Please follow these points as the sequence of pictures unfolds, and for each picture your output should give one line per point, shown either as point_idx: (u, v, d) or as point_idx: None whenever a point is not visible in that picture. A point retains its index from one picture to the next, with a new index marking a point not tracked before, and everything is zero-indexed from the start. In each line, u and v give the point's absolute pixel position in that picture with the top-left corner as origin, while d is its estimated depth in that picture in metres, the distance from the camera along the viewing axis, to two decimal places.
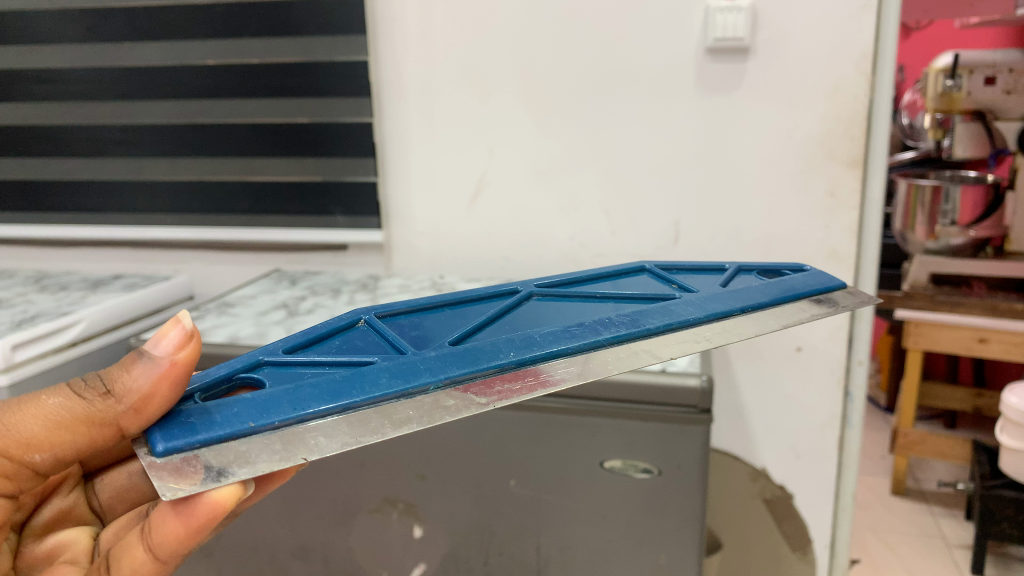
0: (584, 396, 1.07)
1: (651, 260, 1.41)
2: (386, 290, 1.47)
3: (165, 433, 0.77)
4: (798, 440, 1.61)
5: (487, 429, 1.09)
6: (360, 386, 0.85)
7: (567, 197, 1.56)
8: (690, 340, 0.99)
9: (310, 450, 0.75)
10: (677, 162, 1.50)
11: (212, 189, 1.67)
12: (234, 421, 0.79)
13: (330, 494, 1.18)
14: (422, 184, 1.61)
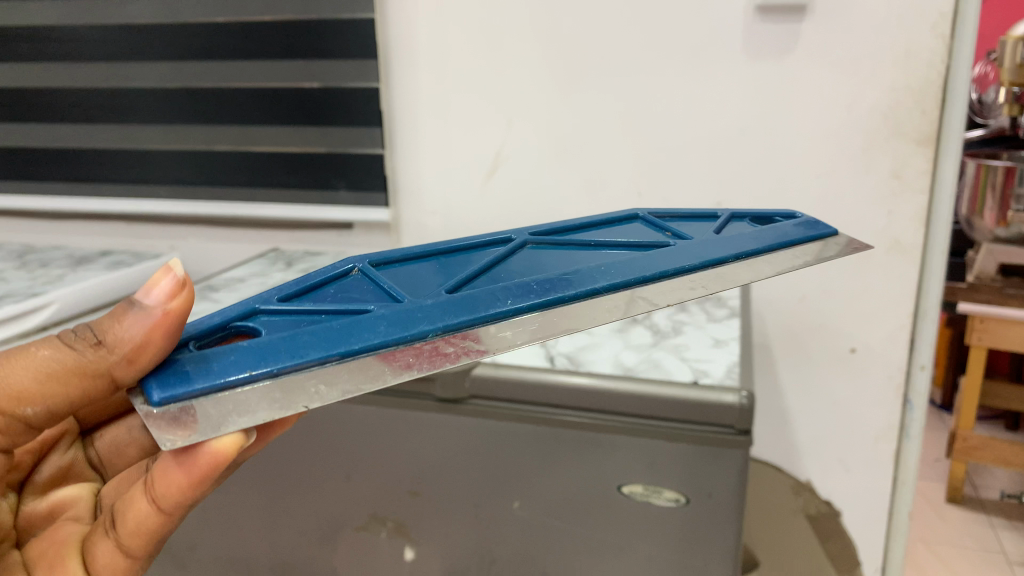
0: (601, 409, 0.92)
1: (649, 211, 1.34)
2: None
3: (160, 380, 0.68)
4: (848, 451, 1.44)
5: (489, 442, 0.94)
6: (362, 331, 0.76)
7: (594, 173, 1.39)
8: (686, 288, 1.02)
9: (311, 399, 0.67)
10: (720, 137, 1.32)
11: (209, 160, 1.54)
12: (227, 372, 0.69)
13: (313, 507, 1.04)
14: (434, 157, 1.46)
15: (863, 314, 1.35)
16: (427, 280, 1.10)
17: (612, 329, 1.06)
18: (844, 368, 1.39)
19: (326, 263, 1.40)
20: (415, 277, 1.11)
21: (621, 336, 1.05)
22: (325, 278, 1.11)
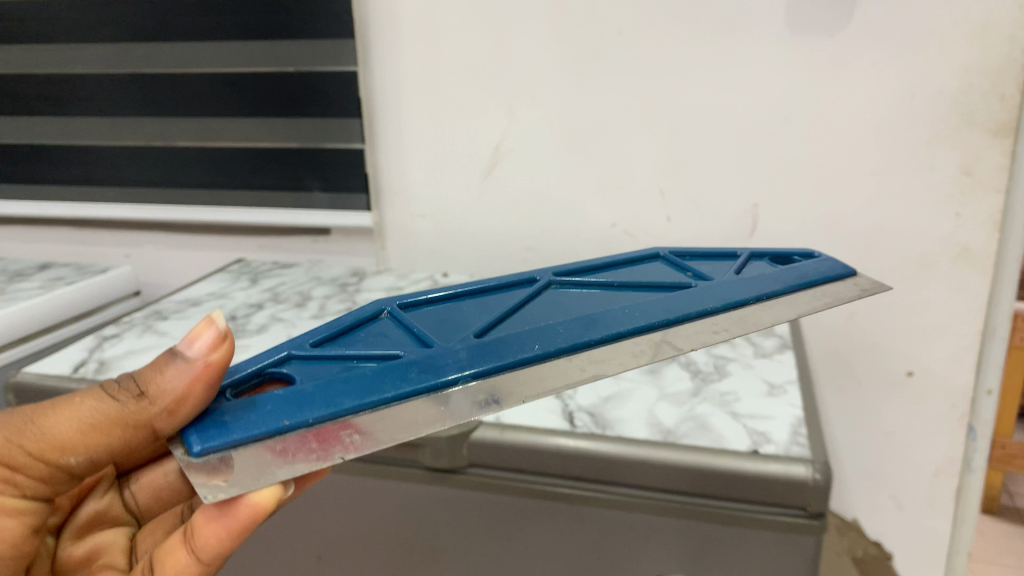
0: (632, 483, 0.72)
1: (671, 250, 1.09)
2: (373, 295, 1.13)
3: (198, 432, 0.63)
4: (901, 488, 1.26)
5: (494, 522, 0.76)
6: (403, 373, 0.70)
7: (610, 171, 1.20)
8: (709, 328, 0.80)
9: (349, 450, 0.62)
10: (759, 128, 1.12)
11: (163, 158, 1.33)
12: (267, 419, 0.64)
13: None
14: (422, 152, 1.26)
15: (923, 332, 1.16)
16: (461, 320, 0.90)
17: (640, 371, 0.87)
18: (900, 395, 1.21)
19: (297, 277, 1.20)
20: (447, 315, 0.90)
21: (652, 379, 0.85)
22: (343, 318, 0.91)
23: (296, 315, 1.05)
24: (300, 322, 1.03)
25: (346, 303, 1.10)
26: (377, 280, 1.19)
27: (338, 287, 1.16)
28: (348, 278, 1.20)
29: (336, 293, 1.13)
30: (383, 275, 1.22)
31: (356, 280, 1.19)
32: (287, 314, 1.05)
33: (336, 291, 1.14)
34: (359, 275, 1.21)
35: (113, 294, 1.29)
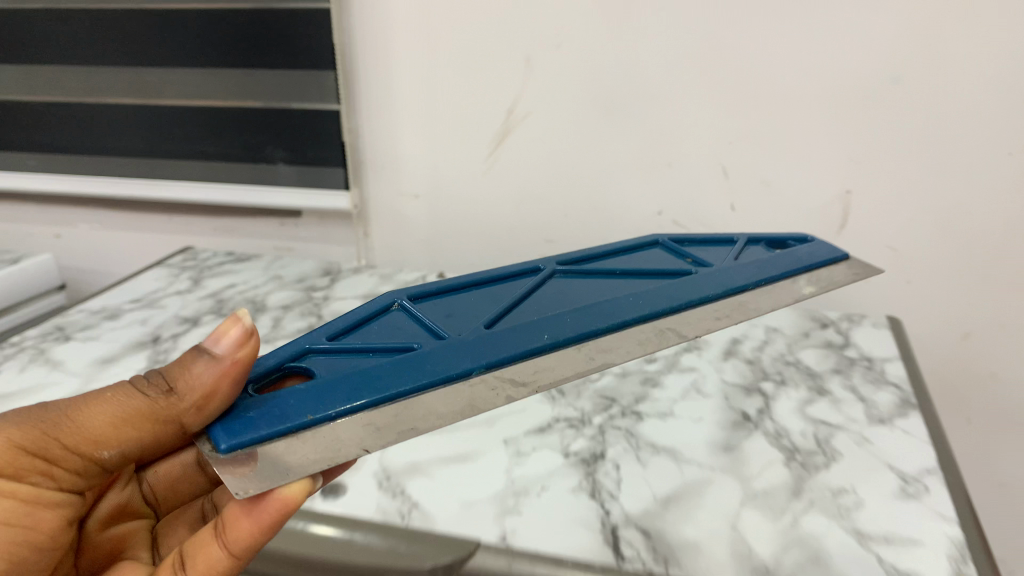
0: None
1: (668, 236, 0.83)
2: (347, 306, 0.87)
3: (227, 425, 0.45)
4: (1008, 545, 1.03)
5: None
6: (431, 354, 0.55)
7: (660, 144, 0.91)
8: (711, 312, 0.67)
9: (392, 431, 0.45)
10: (866, 95, 0.83)
11: (87, 119, 1.04)
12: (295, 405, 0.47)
13: None
14: (417, 115, 0.96)
15: None
16: (473, 305, 0.66)
17: (712, 446, 0.61)
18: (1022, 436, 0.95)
19: (255, 276, 0.94)
20: (461, 300, 0.66)
21: (731, 464, 0.58)
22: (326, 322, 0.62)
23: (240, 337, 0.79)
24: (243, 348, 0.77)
25: (310, 318, 0.83)
26: (356, 283, 0.93)
27: (304, 292, 0.90)
28: (319, 278, 0.94)
29: (301, 303, 0.87)
30: (365, 275, 0.96)
31: (329, 281, 0.93)
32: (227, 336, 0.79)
33: (300, 299, 0.88)
34: (335, 274, 0.95)
35: (32, 289, 1.03)
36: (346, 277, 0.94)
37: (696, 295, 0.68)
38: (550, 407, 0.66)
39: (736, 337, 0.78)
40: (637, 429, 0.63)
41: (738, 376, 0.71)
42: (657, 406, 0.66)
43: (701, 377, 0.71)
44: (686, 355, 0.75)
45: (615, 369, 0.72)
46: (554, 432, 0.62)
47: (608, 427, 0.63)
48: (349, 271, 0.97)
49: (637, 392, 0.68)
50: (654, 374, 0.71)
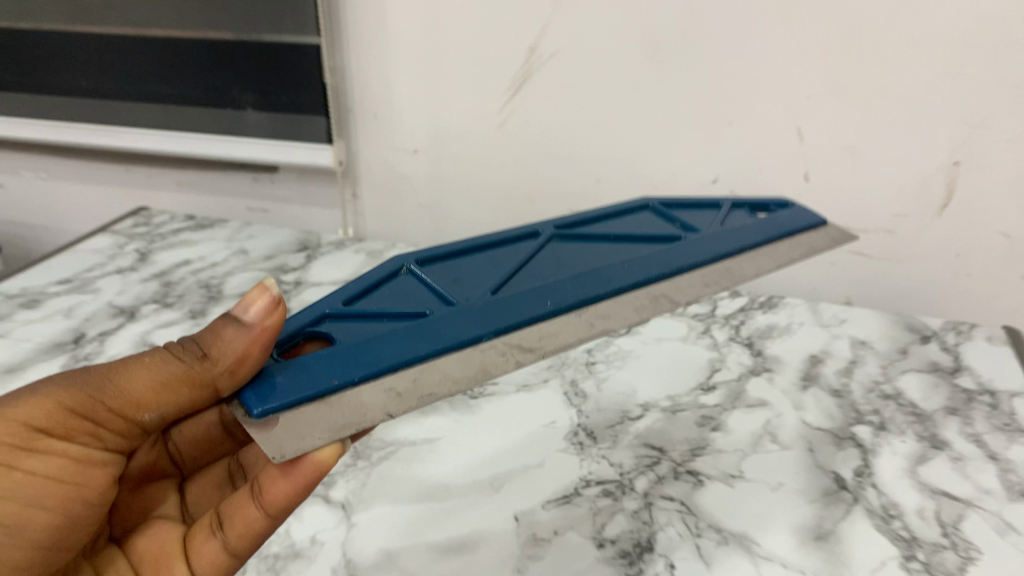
0: None
1: (656, 198, 0.64)
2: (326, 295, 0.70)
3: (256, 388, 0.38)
4: None
5: None
6: (449, 315, 0.45)
7: (721, 96, 0.73)
8: (702, 279, 0.52)
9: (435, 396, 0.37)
10: (998, 41, 0.63)
11: (18, 50, 0.85)
12: (318, 367, 0.39)
13: None
14: (415, 53, 0.77)
15: None
16: (476, 273, 0.50)
17: (806, 530, 0.44)
18: None
19: (215, 249, 0.77)
20: (462, 267, 0.51)
21: (837, 563, 0.42)
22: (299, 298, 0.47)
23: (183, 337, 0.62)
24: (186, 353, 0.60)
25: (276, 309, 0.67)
26: (340, 261, 0.76)
27: (276, 273, 0.73)
28: (294, 255, 0.77)
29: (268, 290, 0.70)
30: (351, 250, 0.79)
31: (305, 259, 0.76)
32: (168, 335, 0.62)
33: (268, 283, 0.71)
34: (314, 249, 0.79)
35: None
36: (327, 253, 0.78)
37: (698, 260, 0.53)
38: (576, 461, 0.49)
39: (814, 355, 0.61)
40: (697, 502, 0.46)
41: (824, 417, 0.54)
42: (721, 464, 0.49)
43: (776, 417, 0.54)
44: (753, 380, 0.58)
45: (659, 401, 0.55)
46: (583, 504, 0.46)
47: (657, 498, 0.46)
48: (332, 245, 0.80)
49: (692, 441, 0.51)
50: (712, 413, 0.54)
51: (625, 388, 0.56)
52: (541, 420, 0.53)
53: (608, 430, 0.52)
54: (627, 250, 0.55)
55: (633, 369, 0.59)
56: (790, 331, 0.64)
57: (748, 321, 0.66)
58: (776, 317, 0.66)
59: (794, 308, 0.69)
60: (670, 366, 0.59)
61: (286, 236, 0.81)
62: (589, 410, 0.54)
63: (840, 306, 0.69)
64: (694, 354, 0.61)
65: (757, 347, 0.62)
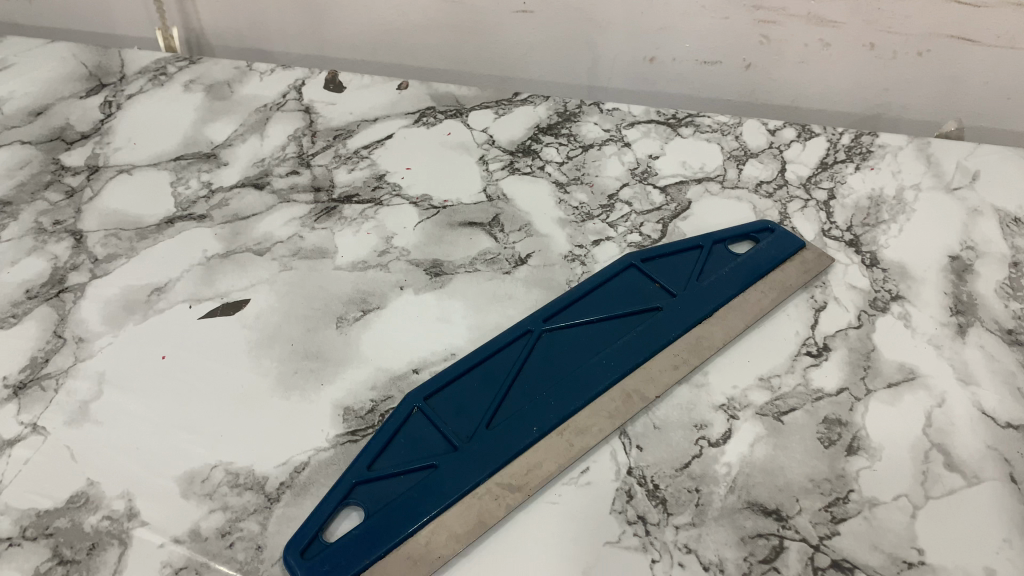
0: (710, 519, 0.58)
1: (637, 251, 0.79)
2: (247, 205, 0.88)
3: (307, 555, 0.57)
4: None
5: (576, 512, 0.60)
6: (454, 460, 0.62)
7: None
8: (672, 360, 0.69)
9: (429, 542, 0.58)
10: None
11: None
12: (356, 546, 0.57)
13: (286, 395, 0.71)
14: None
15: None
16: (473, 400, 0.67)
17: (1001, 540, 0.57)
18: None
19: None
20: (458, 393, 0.67)
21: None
22: (320, 437, 0.65)
23: (59, 335, 0.74)
24: (61, 358, 0.72)
25: (103, 228, 0.85)
26: (159, 132, 0.97)
27: (41, 154, 0.94)
28: (87, 117, 0.99)
29: (37, 181, 0.91)
30: (181, 91, 1.03)
31: (96, 126, 0.98)
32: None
33: (36, 171, 0.92)
34: (112, 97, 1.02)
35: None
36: (135, 98, 1.02)
37: (674, 333, 0.71)
38: (653, 549, 0.58)
39: (964, 264, 0.79)
40: (876, 522, 0.59)
41: (1000, 401, 0.67)
42: (867, 490, 0.61)
43: (936, 405, 0.66)
44: (883, 322, 0.73)
45: (753, 411, 0.66)
46: (794, 549, 0.57)
47: (790, 539, 0.58)
48: (142, 80, 1.05)
49: (827, 477, 0.61)
50: (850, 431, 0.64)
51: (698, 396, 0.68)
52: (606, 479, 0.62)
53: (692, 489, 0.61)
54: (606, 336, 0.71)
55: (716, 366, 0.70)
56: (671, 141, 0.95)
57: (697, 125, 0.97)
58: (655, 222, 0.85)
59: (896, 169, 0.90)
60: (758, 335, 0.72)
61: (42, 77, 1.04)
62: (650, 449, 0.64)
63: (962, 156, 0.90)
64: (792, 322, 0.74)
65: (652, 185, 0.90)
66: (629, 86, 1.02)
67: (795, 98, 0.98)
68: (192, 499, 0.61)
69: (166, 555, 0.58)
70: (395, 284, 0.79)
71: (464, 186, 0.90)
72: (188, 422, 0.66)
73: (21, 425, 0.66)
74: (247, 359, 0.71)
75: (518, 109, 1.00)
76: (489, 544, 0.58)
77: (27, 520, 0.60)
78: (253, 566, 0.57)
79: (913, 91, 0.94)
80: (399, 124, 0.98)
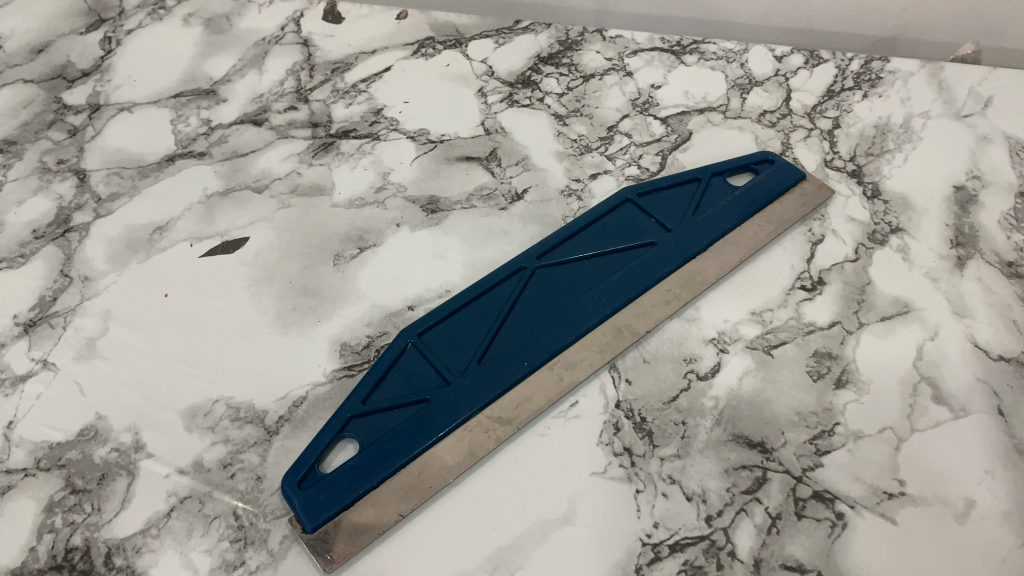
0: (697, 460, 0.61)
1: (635, 184, 0.79)
2: (246, 141, 0.88)
3: (308, 484, 0.60)
4: None
5: (566, 443, 0.63)
6: (447, 394, 0.64)
7: None
8: (664, 296, 0.71)
9: (426, 470, 0.61)
10: None
11: None
12: (351, 477, 0.60)
13: (278, 340, 0.70)
14: None
15: None
16: (466, 336, 0.68)
17: (983, 471, 0.60)
18: None
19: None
20: (452, 329, 0.69)
21: (1018, 491, 0.59)
22: (319, 371, 0.68)
23: (67, 274, 0.76)
24: (68, 296, 0.74)
25: (106, 166, 0.86)
26: (158, 68, 0.97)
27: (43, 93, 0.94)
28: (88, 54, 0.99)
29: (41, 120, 0.91)
30: (180, 25, 1.03)
31: (97, 63, 0.98)
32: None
33: (39, 111, 0.92)
34: (111, 33, 1.02)
35: None
36: (135, 33, 1.01)
37: (668, 269, 0.72)
38: (638, 480, 0.61)
39: (969, 195, 0.78)
40: (859, 454, 0.61)
41: (994, 334, 0.68)
42: (853, 423, 0.63)
43: (929, 338, 0.67)
44: (881, 254, 0.74)
45: (743, 345, 0.68)
46: (777, 480, 0.60)
47: (773, 470, 0.61)
48: (141, 14, 1.04)
49: (813, 411, 0.64)
50: (840, 365, 0.66)
51: (689, 331, 0.70)
52: (594, 412, 0.65)
53: (678, 422, 0.64)
54: (600, 271, 0.72)
55: (708, 300, 0.72)
56: (675, 69, 0.95)
57: (701, 52, 0.97)
58: (654, 154, 0.85)
59: (905, 97, 0.89)
60: (751, 268, 0.74)
61: (40, 13, 1.03)
62: (639, 382, 0.66)
63: (975, 81, 0.89)
64: (788, 257, 0.74)
65: (653, 115, 0.89)
66: (637, 10, 0.97)
67: (807, 21, 0.93)
68: (195, 432, 0.64)
69: (172, 485, 0.62)
70: (391, 222, 0.80)
71: (463, 118, 0.90)
72: (191, 359, 0.69)
73: (32, 361, 0.70)
74: (248, 297, 0.73)
75: (519, 38, 1.00)
76: (480, 476, 0.62)
77: (41, 452, 0.64)
78: (254, 495, 0.61)
79: (931, 11, 0.89)
80: (398, 56, 0.97)
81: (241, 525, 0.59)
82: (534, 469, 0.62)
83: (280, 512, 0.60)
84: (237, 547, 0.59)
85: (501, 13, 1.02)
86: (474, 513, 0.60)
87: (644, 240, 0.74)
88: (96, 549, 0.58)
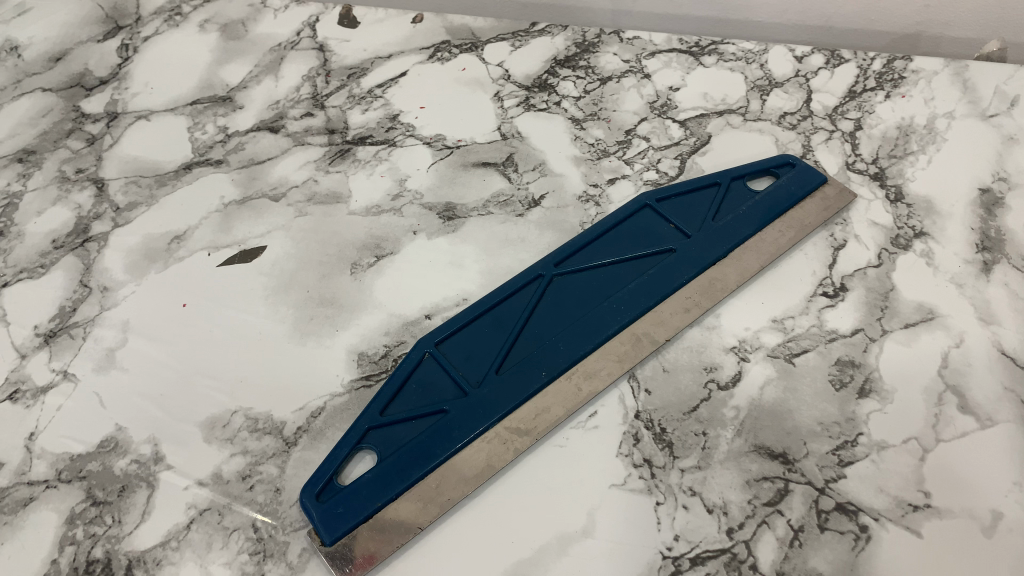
0: (717, 472, 0.61)
1: (653, 189, 0.79)
2: (263, 149, 0.88)
3: (326, 497, 0.60)
4: None
5: (584, 454, 0.63)
6: (464, 405, 0.64)
7: None
8: (683, 304, 0.70)
9: (445, 482, 0.61)
10: None
11: None
12: (369, 490, 0.60)
13: (297, 350, 0.70)
14: None
15: None
16: (483, 345, 0.68)
17: (1011, 483, 0.59)
18: None
19: (12, 6, 1.06)
20: (469, 338, 0.69)
21: None
22: (337, 381, 0.68)
23: (85, 285, 0.77)
24: (87, 307, 0.75)
25: (124, 175, 0.87)
26: (174, 75, 0.97)
27: (62, 102, 0.95)
28: (105, 62, 1.00)
29: (59, 129, 0.92)
30: (196, 31, 1.03)
31: (114, 71, 0.98)
32: (7, 268, 0.79)
33: (57, 120, 0.93)
34: (128, 40, 1.02)
35: None
36: (151, 40, 1.02)
37: (687, 277, 0.71)
38: (658, 492, 0.61)
39: (995, 198, 0.77)
40: (882, 465, 0.60)
41: (1021, 341, 0.67)
42: (876, 434, 0.62)
43: (954, 346, 0.67)
44: (904, 260, 0.73)
45: (764, 354, 0.68)
46: (800, 492, 0.60)
47: (795, 482, 0.60)
48: (157, 21, 1.05)
49: (835, 421, 0.63)
50: (863, 373, 0.65)
51: (709, 339, 0.69)
52: (613, 423, 0.65)
53: (698, 433, 0.63)
54: (618, 279, 0.72)
55: (728, 308, 0.71)
56: (693, 71, 0.94)
57: (720, 53, 0.96)
58: (672, 158, 0.84)
59: (929, 97, 0.88)
60: (772, 274, 0.73)
61: (58, 21, 1.04)
62: (658, 392, 0.66)
63: (1000, 80, 0.88)
64: (809, 262, 0.74)
65: (671, 118, 0.89)
66: (655, 11, 0.97)
67: (828, 18, 0.92)
68: (214, 444, 0.65)
69: (191, 497, 0.62)
70: (408, 229, 0.80)
71: (479, 123, 0.90)
72: (210, 369, 0.69)
73: (52, 372, 0.70)
74: (266, 307, 0.74)
75: (535, 41, 0.99)
76: (498, 488, 0.62)
77: (62, 463, 0.64)
78: (274, 507, 0.61)
79: (955, 8, 0.88)
80: (413, 60, 0.97)
81: (261, 538, 0.60)
82: (553, 481, 0.62)
83: (299, 524, 0.60)
84: (257, 560, 0.59)
85: (518, 16, 1.02)
86: (492, 526, 0.60)
87: (662, 247, 0.73)
88: (117, 561, 0.59)
